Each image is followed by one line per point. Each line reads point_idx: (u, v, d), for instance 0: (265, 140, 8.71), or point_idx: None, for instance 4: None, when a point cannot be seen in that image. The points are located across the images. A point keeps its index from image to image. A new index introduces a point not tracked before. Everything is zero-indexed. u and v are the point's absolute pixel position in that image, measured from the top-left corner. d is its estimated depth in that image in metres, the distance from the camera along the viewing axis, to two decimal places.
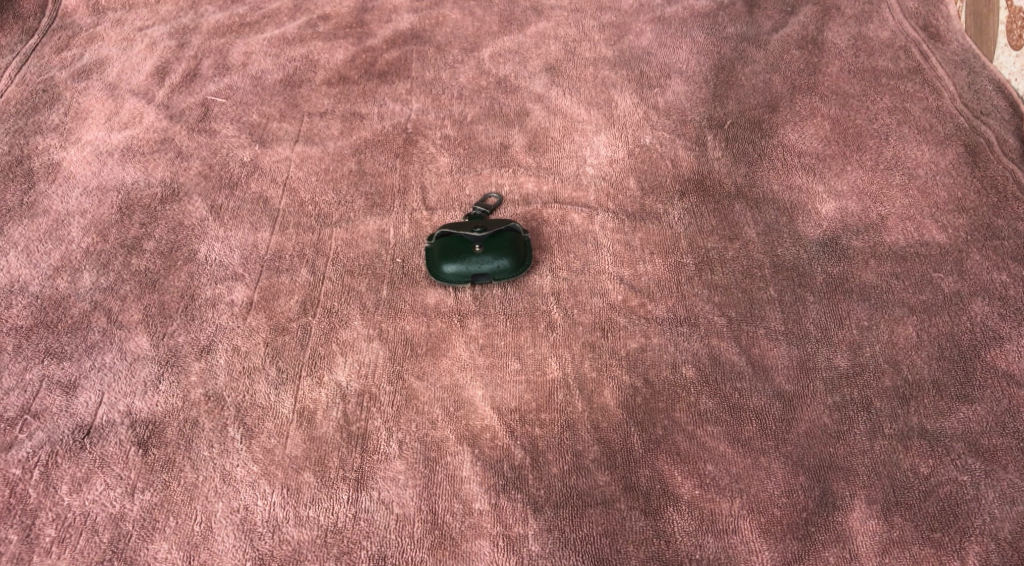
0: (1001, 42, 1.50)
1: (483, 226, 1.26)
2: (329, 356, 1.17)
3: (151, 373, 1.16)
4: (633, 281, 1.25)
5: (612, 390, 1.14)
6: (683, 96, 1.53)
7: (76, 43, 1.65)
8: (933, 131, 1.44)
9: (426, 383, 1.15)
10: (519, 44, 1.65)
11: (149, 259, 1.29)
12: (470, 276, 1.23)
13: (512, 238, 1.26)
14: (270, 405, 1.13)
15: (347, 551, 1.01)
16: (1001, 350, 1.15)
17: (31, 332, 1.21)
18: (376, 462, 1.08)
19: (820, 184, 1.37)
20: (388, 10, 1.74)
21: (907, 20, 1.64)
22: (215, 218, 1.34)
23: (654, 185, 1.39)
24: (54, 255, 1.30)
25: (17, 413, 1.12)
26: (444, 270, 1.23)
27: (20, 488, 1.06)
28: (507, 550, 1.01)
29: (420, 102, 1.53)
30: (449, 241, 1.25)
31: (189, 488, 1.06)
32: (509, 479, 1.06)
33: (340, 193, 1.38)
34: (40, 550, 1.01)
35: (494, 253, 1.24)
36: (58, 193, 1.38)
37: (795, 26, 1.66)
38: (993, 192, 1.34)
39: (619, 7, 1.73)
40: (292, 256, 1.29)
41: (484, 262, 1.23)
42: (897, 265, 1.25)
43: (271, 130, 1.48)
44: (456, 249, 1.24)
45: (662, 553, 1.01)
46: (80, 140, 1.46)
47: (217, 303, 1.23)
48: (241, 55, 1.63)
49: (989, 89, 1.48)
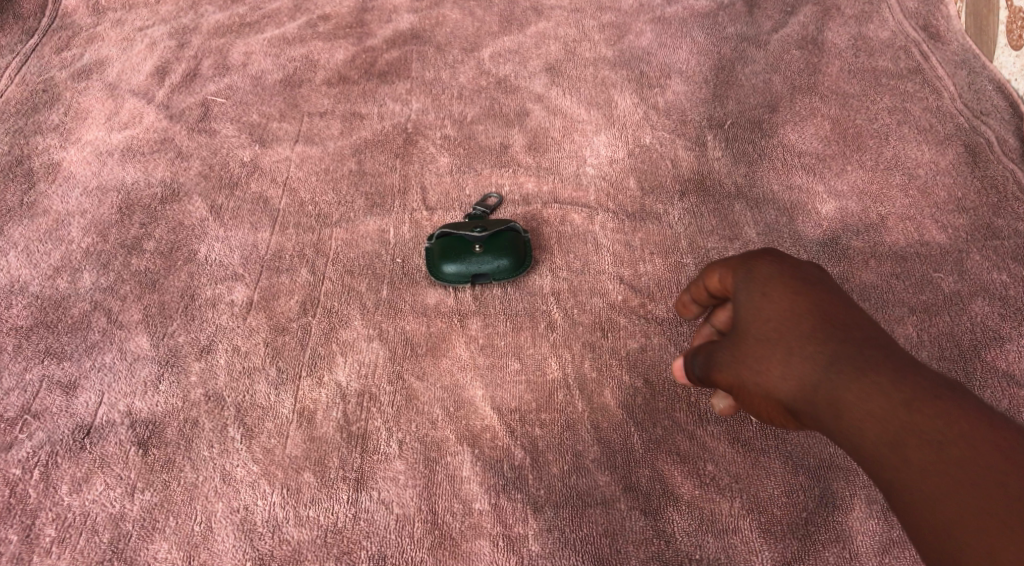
0: (1001, 42, 1.51)
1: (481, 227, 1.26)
2: (329, 356, 1.17)
3: (151, 373, 1.16)
4: (632, 281, 1.25)
5: (612, 390, 1.14)
6: (683, 96, 1.53)
7: (75, 43, 1.65)
8: (933, 131, 1.44)
9: (426, 383, 1.15)
10: (519, 44, 1.65)
11: (149, 259, 1.29)
12: (470, 276, 1.23)
13: (512, 238, 1.25)
14: (270, 404, 1.13)
15: (348, 551, 1.01)
16: (1001, 351, 1.16)
17: (31, 332, 1.21)
18: (376, 462, 1.08)
19: (820, 184, 1.37)
20: (388, 9, 1.73)
21: (906, 20, 1.64)
22: (215, 218, 1.34)
23: (654, 185, 1.38)
24: (54, 255, 1.30)
25: (17, 413, 1.12)
26: (441, 270, 1.23)
27: (20, 488, 1.06)
28: (507, 550, 1.01)
29: (419, 102, 1.53)
30: (449, 241, 1.25)
31: (190, 488, 1.06)
32: (509, 479, 1.06)
33: (340, 193, 1.38)
34: (41, 550, 1.02)
35: (494, 253, 1.23)
36: (59, 193, 1.38)
37: (795, 26, 1.66)
38: (993, 192, 1.34)
39: (619, 7, 1.72)
40: (292, 256, 1.29)
41: (485, 262, 1.23)
42: (898, 266, 1.26)
43: (271, 130, 1.48)
44: (454, 249, 1.23)
45: (662, 553, 1.01)
46: (80, 141, 1.46)
47: (217, 303, 1.23)
48: (241, 55, 1.63)
49: (989, 90, 1.48)
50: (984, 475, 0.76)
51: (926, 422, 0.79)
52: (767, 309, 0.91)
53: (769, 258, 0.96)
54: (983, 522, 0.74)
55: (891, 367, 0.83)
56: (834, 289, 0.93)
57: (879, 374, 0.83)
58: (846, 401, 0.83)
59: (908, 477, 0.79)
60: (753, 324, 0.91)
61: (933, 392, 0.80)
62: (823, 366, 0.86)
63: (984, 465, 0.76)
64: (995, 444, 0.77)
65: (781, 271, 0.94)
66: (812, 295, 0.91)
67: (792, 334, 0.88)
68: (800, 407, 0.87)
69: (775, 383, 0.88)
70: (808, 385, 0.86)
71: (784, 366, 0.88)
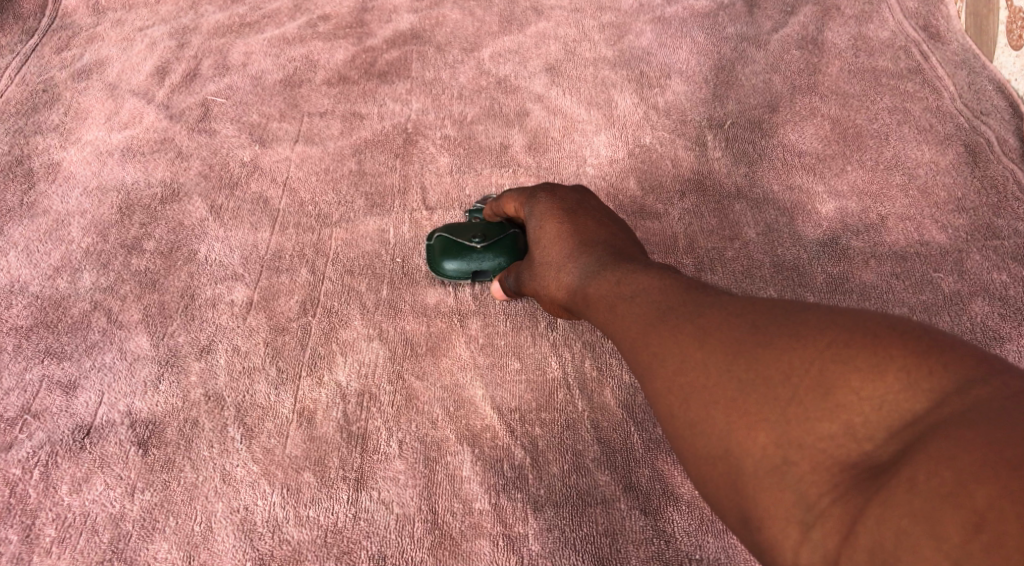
0: (1001, 42, 1.51)
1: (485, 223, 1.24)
2: (329, 356, 1.17)
3: (151, 373, 1.16)
4: None
5: (612, 390, 1.14)
6: (683, 96, 1.53)
7: (75, 43, 1.65)
8: (933, 131, 1.44)
9: (426, 383, 1.15)
10: (519, 44, 1.65)
11: (148, 259, 1.29)
12: (471, 273, 1.22)
13: (516, 233, 1.23)
14: (270, 404, 1.13)
15: (348, 551, 1.01)
16: (1001, 350, 1.16)
17: (31, 332, 1.21)
18: (377, 462, 1.08)
19: (820, 184, 1.38)
20: (388, 9, 1.73)
21: (907, 20, 1.64)
22: (215, 218, 1.34)
23: (655, 185, 1.38)
24: (55, 255, 1.30)
25: (16, 413, 1.12)
26: (441, 267, 1.23)
27: (20, 488, 1.06)
28: (507, 550, 1.01)
29: (419, 102, 1.53)
30: (452, 237, 1.24)
31: (189, 488, 1.06)
32: (509, 479, 1.06)
33: (340, 193, 1.38)
34: (40, 550, 1.02)
35: (495, 250, 1.22)
36: (59, 193, 1.38)
37: (795, 26, 1.66)
38: (993, 192, 1.34)
39: (619, 7, 1.72)
40: (292, 256, 1.29)
41: (485, 259, 1.22)
42: (898, 266, 1.26)
43: (271, 130, 1.48)
44: (454, 246, 1.23)
45: (662, 553, 1.01)
46: (80, 141, 1.46)
47: (217, 303, 1.23)
48: (241, 56, 1.63)
49: (989, 90, 1.49)
50: (683, 328, 0.80)
51: (639, 298, 0.87)
52: (542, 235, 1.08)
53: (545, 195, 1.14)
54: (689, 366, 0.78)
55: (620, 267, 0.94)
56: (594, 213, 1.09)
57: (611, 272, 0.93)
58: (593, 294, 0.93)
59: (637, 343, 0.83)
60: (537, 252, 1.08)
61: (649, 277, 0.89)
62: (572, 267, 1.00)
63: (683, 324, 0.81)
64: (692, 306, 0.82)
65: (555, 205, 1.11)
66: (571, 219, 1.07)
67: (555, 251, 1.04)
68: (568, 303, 1.00)
69: (552, 291, 1.03)
70: (568, 283, 1.00)
71: (557, 274, 1.02)
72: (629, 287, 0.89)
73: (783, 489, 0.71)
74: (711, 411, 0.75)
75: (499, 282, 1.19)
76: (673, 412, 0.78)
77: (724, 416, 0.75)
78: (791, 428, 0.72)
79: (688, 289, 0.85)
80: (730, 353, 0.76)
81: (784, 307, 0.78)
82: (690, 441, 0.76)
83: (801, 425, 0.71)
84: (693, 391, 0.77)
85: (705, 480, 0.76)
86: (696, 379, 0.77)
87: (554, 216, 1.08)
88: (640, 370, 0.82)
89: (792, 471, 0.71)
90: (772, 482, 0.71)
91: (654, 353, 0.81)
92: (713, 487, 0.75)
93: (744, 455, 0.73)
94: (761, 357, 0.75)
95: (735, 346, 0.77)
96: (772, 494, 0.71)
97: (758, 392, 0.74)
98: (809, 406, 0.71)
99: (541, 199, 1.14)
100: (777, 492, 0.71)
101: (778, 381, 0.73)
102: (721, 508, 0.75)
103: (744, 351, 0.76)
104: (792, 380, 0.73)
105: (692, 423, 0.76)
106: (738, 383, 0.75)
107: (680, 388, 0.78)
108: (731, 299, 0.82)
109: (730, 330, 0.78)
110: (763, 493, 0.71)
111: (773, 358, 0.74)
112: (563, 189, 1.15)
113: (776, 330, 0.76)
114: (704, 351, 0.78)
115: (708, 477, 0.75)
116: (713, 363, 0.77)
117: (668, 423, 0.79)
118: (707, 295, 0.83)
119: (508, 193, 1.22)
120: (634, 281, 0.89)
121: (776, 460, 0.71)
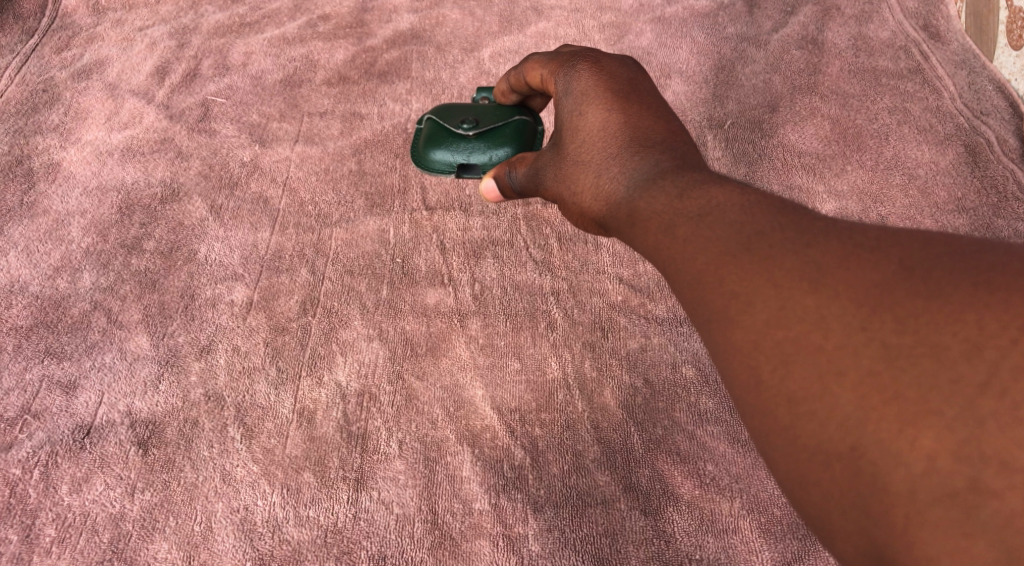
0: (1002, 43, 1.53)
1: (482, 114, 1.29)
2: (329, 356, 1.17)
3: (151, 373, 1.16)
4: (632, 281, 1.25)
5: (612, 390, 1.14)
6: (683, 96, 1.53)
7: (76, 43, 1.65)
8: (933, 131, 1.44)
9: (426, 383, 1.15)
10: (519, 44, 1.65)
11: (148, 259, 1.29)
12: (458, 165, 1.27)
13: (515, 125, 1.27)
14: (269, 405, 1.13)
15: (347, 551, 1.01)
16: None
17: (31, 332, 1.21)
18: (376, 462, 1.08)
19: (820, 184, 1.37)
20: (388, 10, 1.74)
21: (907, 20, 1.64)
22: (215, 218, 1.34)
23: None
24: (54, 255, 1.30)
25: (17, 413, 1.12)
26: (430, 156, 1.29)
27: (20, 488, 1.06)
28: (507, 550, 1.01)
29: (419, 102, 1.53)
30: (444, 132, 1.29)
31: (189, 488, 1.06)
32: (509, 479, 1.06)
33: (340, 192, 1.38)
34: (40, 550, 1.01)
35: (487, 143, 1.26)
36: (59, 193, 1.38)
37: (795, 27, 1.66)
38: (993, 192, 1.34)
39: (619, 7, 1.72)
40: (292, 256, 1.29)
41: (475, 150, 1.26)
42: None
43: (270, 129, 1.48)
44: (446, 137, 1.29)
45: (662, 553, 1.01)
46: (81, 140, 1.46)
47: (217, 303, 1.23)
48: (241, 55, 1.63)
49: (989, 90, 1.50)
50: (783, 265, 0.69)
51: (717, 221, 0.75)
52: (583, 121, 0.98)
53: (589, 70, 1.04)
54: (798, 320, 0.67)
55: (683, 177, 0.82)
56: (646, 99, 0.99)
57: (673, 184, 0.81)
58: (645, 210, 0.81)
59: (708, 279, 0.72)
60: (573, 149, 0.98)
61: (726, 192, 0.77)
62: (616, 171, 0.90)
63: (787, 261, 0.69)
64: (800, 237, 0.71)
65: (601, 83, 1.01)
66: (620, 106, 0.97)
67: (595, 146, 0.95)
68: (603, 216, 0.90)
69: (586, 200, 0.94)
70: (609, 192, 0.89)
71: (596, 176, 0.92)
72: (697, 203, 0.77)
73: (967, 520, 0.58)
74: (838, 388, 0.64)
75: (497, 173, 1.12)
76: (763, 382, 0.67)
77: (862, 399, 0.63)
78: (984, 430, 0.59)
79: (781, 212, 0.74)
80: (869, 309, 0.65)
81: (943, 248, 0.66)
82: (796, 425, 0.65)
83: (1000, 432, 0.59)
84: (810, 356, 0.65)
85: (827, 485, 0.63)
86: (811, 339, 0.66)
87: (601, 100, 0.98)
88: (720, 318, 0.71)
89: (987, 500, 0.58)
90: (952, 507, 0.59)
91: (737, 293, 0.70)
92: (817, 491, 0.64)
93: (892, 458, 0.61)
94: (930, 321, 0.63)
95: (879, 303, 0.65)
96: (942, 525, 0.59)
97: (917, 369, 0.62)
98: (1011, 403, 0.59)
99: (585, 77, 1.04)
100: (957, 525, 0.59)
101: (954, 357, 0.61)
102: (830, 524, 0.64)
103: (892, 308, 0.64)
104: (987, 357, 0.61)
105: (794, 399, 0.65)
106: (886, 353, 0.63)
107: (778, 350, 0.67)
108: (849, 230, 0.70)
109: (872, 278, 0.66)
110: (934, 521, 0.59)
111: (941, 322, 0.63)
112: (610, 65, 1.05)
113: (940, 283, 0.64)
114: (832, 306, 0.66)
115: (811, 476, 0.64)
116: (841, 320, 0.65)
117: (762, 399, 0.67)
118: (814, 221, 0.72)
119: (536, 60, 1.17)
120: (703, 194, 0.78)
121: (960, 478, 0.59)
